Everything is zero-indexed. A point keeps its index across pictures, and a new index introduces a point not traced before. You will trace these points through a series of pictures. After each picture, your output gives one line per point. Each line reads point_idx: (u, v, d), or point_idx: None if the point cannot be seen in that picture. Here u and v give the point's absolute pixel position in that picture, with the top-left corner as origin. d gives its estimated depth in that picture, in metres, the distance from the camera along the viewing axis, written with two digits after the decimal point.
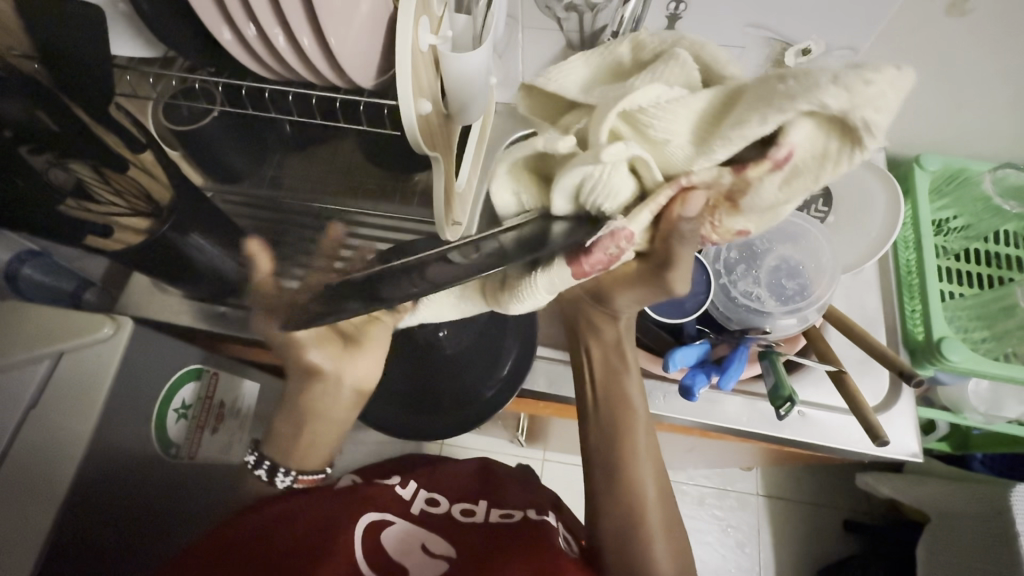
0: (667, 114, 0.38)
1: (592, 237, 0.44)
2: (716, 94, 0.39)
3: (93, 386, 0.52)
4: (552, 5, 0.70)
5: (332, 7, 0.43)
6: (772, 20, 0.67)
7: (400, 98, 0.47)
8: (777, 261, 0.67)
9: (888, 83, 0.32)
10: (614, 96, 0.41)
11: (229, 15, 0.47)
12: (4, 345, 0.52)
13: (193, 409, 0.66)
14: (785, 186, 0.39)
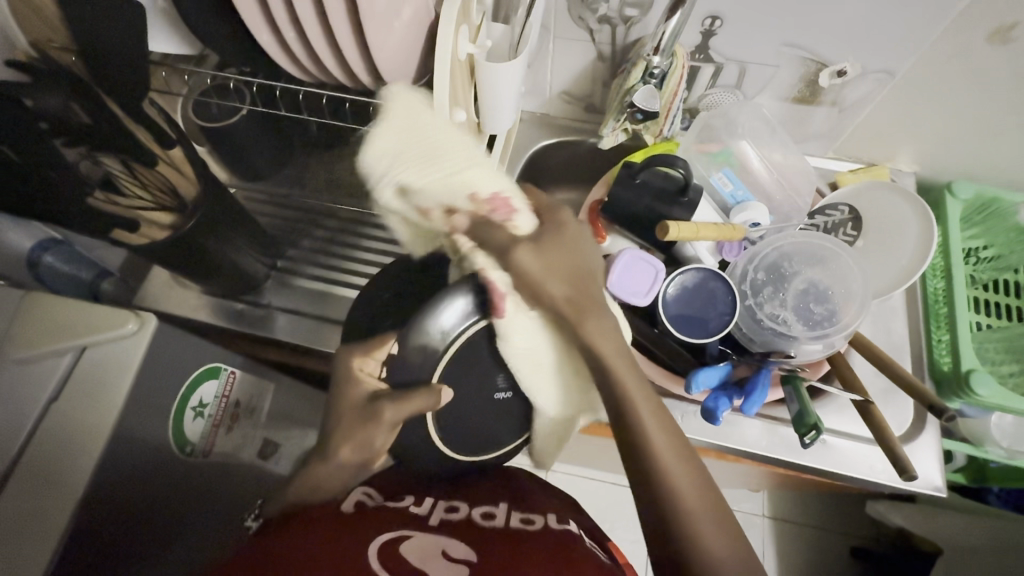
0: (420, 173, 0.47)
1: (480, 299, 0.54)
2: (409, 111, 0.48)
3: (112, 379, 0.52)
4: (586, 17, 0.69)
5: (376, 11, 0.42)
6: (808, 41, 0.66)
7: (437, 109, 0.47)
8: (805, 284, 0.65)
9: (423, 179, 0.47)
10: (420, 129, 0.48)
11: (269, 14, 0.46)
12: (21, 339, 0.52)
13: (210, 408, 0.65)
14: (439, 180, 0.48)
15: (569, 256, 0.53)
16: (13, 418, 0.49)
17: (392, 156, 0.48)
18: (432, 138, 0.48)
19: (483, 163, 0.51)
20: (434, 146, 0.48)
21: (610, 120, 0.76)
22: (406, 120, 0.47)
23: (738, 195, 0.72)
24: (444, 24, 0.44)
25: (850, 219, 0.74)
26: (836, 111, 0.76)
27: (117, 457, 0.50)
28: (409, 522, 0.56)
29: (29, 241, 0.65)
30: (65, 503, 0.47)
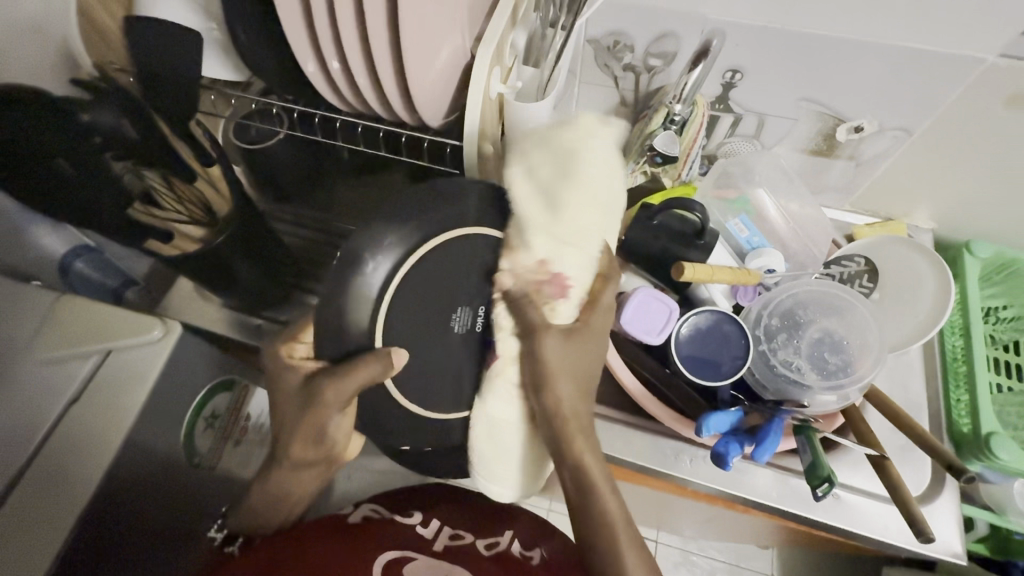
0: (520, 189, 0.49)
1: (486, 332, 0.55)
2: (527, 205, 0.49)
3: (131, 385, 0.53)
4: (611, 63, 0.73)
5: (417, 51, 0.45)
6: (825, 97, 0.69)
7: (467, 143, 0.49)
8: (820, 333, 0.65)
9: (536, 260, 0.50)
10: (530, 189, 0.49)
11: (317, 47, 0.49)
12: (51, 338, 0.54)
13: (222, 419, 0.66)
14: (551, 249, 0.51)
15: (591, 355, 0.53)
16: (34, 414, 0.51)
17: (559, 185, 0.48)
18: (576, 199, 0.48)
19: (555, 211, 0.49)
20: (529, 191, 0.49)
21: (630, 162, 0.78)
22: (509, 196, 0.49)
23: (753, 241, 0.73)
24: (479, 66, 0.47)
25: (866, 271, 0.74)
26: (854, 165, 0.78)
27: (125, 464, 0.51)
28: (416, 548, 0.61)
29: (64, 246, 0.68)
30: (70, 503, 0.48)
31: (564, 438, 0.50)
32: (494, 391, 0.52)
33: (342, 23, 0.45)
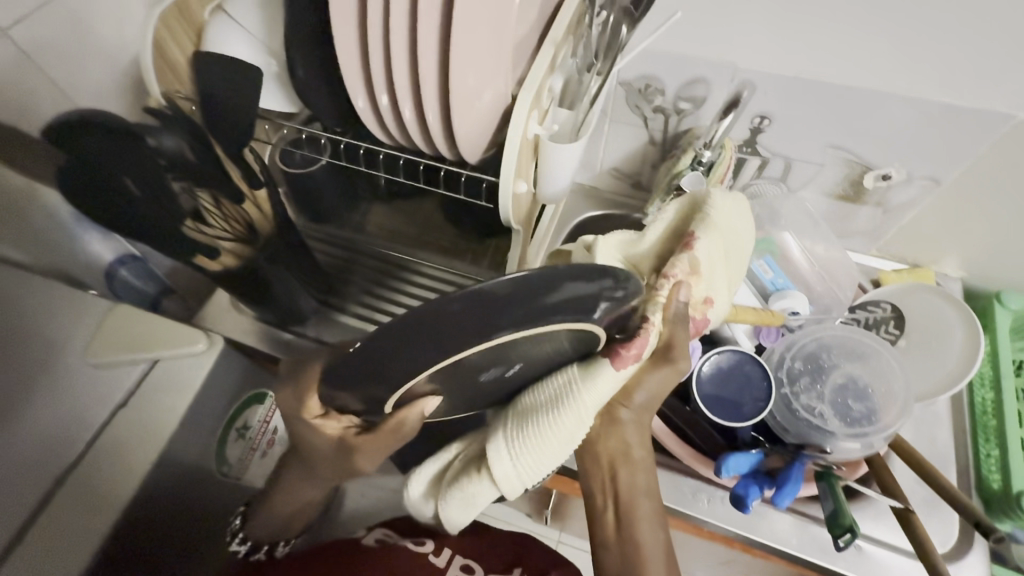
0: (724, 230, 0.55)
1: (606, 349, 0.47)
2: (677, 214, 0.56)
3: (184, 385, 0.68)
4: (642, 105, 0.75)
5: (464, 94, 0.48)
6: (853, 145, 0.70)
7: (503, 180, 0.51)
8: (844, 378, 0.65)
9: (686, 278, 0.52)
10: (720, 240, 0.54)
11: (369, 85, 0.52)
12: (100, 346, 0.65)
13: (252, 430, 0.74)
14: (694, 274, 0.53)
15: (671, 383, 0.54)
16: (79, 417, 0.62)
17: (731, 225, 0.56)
18: (733, 246, 0.56)
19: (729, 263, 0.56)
20: (728, 243, 0.56)
21: (657, 200, 0.80)
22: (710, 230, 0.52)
23: (778, 282, 0.73)
24: (520, 110, 0.50)
25: (893, 318, 0.74)
26: (881, 212, 0.78)
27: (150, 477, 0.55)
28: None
29: (110, 254, 0.72)
30: (111, 507, 0.59)
31: (620, 434, 0.51)
32: (603, 381, 0.46)
33: (395, 66, 0.49)
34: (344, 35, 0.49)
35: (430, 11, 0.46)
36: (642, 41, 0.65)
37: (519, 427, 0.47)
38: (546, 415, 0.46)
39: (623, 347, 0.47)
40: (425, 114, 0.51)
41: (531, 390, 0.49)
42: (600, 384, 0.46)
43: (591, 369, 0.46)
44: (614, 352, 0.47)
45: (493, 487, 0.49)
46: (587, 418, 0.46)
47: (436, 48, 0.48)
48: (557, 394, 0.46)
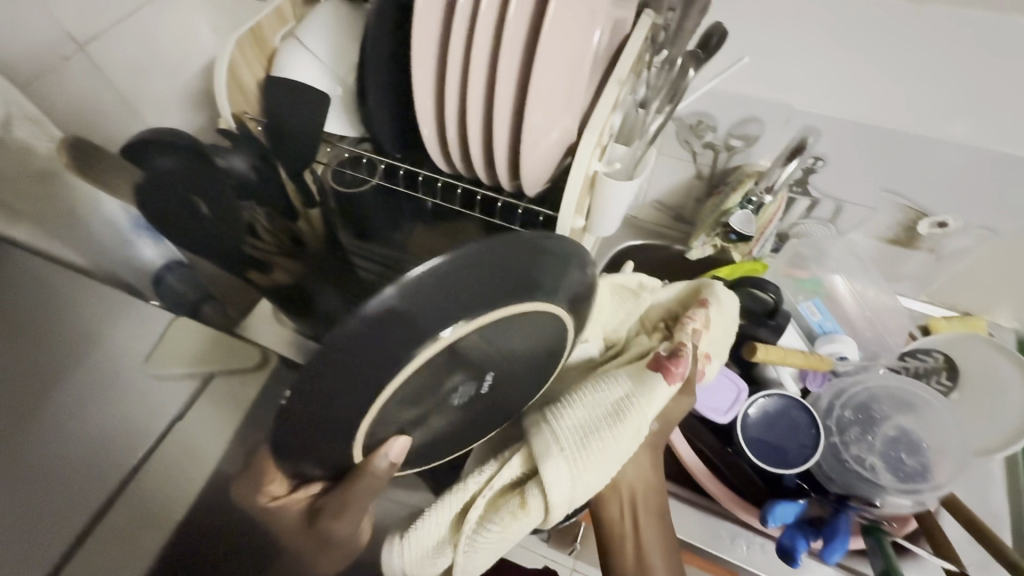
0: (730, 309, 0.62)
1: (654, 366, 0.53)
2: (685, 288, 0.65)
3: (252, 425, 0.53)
4: (692, 140, 0.75)
5: (536, 128, 0.46)
6: (910, 191, 0.69)
7: (562, 215, 0.52)
8: (895, 431, 0.63)
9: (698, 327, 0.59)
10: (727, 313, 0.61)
11: (435, 114, 0.50)
12: (165, 360, 0.54)
13: None
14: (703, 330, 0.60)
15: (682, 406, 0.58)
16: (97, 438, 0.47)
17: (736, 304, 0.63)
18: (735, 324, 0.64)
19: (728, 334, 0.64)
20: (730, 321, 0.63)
21: (703, 235, 0.80)
22: (722, 302, 0.60)
23: (826, 325, 0.73)
24: (586, 147, 0.50)
25: (944, 367, 0.71)
26: (933, 258, 0.76)
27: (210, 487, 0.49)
28: None
29: (159, 258, 0.70)
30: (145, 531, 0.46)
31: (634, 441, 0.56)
32: (655, 400, 0.52)
33: (470, 95, 0.46)
34: (420, 53, 0.46)
35: (513, 43, 0.43)
36: (706, 80, 0.66)
37: (582, 443, 0.49)
38: (610, 430, 0.49)
39: (666, 363, 0.53)
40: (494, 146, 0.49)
41: (578, 405, 0.52)
42: (652, 397, 0.51)
43: (645, 382, 0.52)
44: (664, 368, 0.53)
45: (546, 499, 0.48)
46: (641, 435, 0.50)
47: (514, 83, 0.45)
48: (616, 407, 0.51)
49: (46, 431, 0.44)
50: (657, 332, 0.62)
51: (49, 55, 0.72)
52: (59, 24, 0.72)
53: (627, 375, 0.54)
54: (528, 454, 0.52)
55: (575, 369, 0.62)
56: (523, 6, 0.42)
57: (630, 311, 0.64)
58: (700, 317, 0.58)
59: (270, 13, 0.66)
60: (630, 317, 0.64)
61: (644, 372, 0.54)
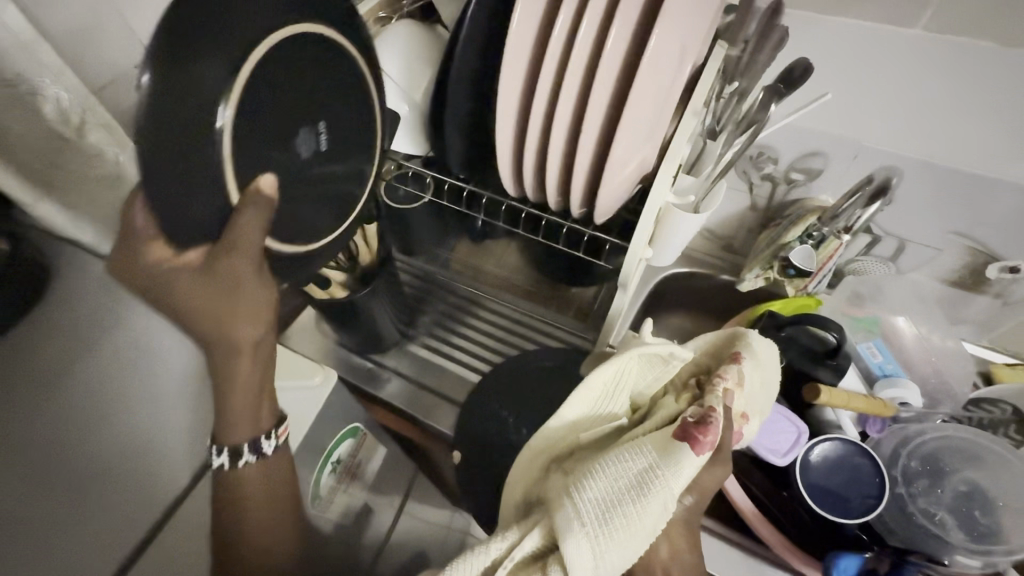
0: (766, 361, 0.49)
1: (677, 433, 0.41)
2: (717, 332, 0.51)
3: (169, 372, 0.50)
4: (751, 172, 0.74)
5: (618, 160, 0.46)
6: (981, 235, 0.67)
7: (634, 244, 0.52)
8: (965, 485, 0.60)
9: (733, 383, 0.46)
10: (758, 371, 0.48)
11: (514, 139, 0.50)
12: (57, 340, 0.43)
13: (342, 464, 0.66)
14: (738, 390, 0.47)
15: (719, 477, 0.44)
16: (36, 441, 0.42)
17: (771, 356, 0.50)
18: (771, 380, 0.50)
19: (763, 391, 0.50)
20: (767, 381, 0.50)
21: (756, 267, 0.78)
22: (760, 355, 0.48)
23: (888, 367, 0.70)
24: (662, 179, 0.48)
25: (1015, 421, 0.67)
26: (1000, 303, 0.74)
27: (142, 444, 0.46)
28: None
29: None
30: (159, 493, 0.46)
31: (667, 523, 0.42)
32: (685, 475, 0.40)
33: (556, 123, 0.46)
34: (508, 81, 0.46)
35: (607, 74, 0.43)
36: (784, 115, 0.63)
37: (605, 520, 0.38)
38: (633, 508, 0.38)
39: (697, 431, 0.41)
40: (574, 172, 0.49)
41: (597, 476, 0.40)
42: (681, 474, 0.39)
43: (670, 455, 0.40)
44: (691, 436, 0.41)
45: None
46: (669, 514, 0.39)
47: (602, 115, 0.45)
48: (638, 480, 0.39)
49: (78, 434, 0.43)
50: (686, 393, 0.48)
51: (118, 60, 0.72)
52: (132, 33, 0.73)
53: (651, 441, 0.42)
54: (547, 527, 0.41)
55: (598, 438, 0.49)
56: (621, 38, 0.42)
57: (655, 376, 0.50)
58: (733, 374, 0.46)
59: None
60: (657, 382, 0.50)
61: (670, 441, 0.41)
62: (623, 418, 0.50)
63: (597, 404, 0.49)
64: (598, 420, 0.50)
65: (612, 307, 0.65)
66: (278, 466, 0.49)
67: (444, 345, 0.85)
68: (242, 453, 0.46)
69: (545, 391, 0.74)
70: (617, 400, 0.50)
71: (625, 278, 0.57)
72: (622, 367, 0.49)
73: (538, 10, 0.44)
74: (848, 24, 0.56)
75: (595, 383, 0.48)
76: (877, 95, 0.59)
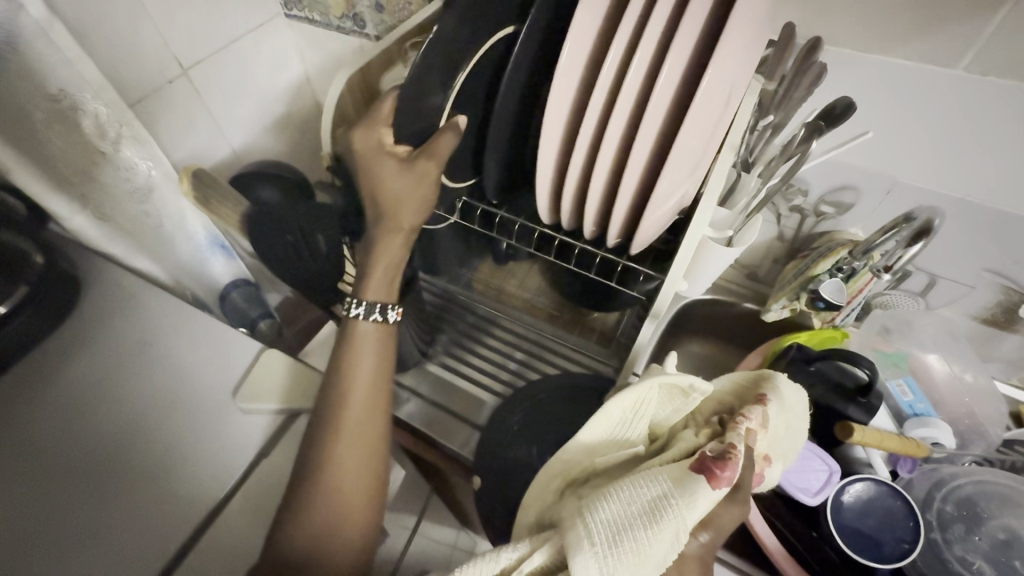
0: (795, 406, 0.48)
1: (694, 463, 0.39)
2: (744, 372, 0.51)
3: (192, 368, 0.53)
4: (779, 204, 0.74)
5: (661, 192, 0.46)
6: (1016, 274, 0.66)
7: (672, 275, 0.52)
8: (1003, 532, 0.58)
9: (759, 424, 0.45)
10: (786, 416, 0.47)
11: (555, 167, 0.50)
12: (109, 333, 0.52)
13: None
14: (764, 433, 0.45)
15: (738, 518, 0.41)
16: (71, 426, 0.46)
17: (801, 404, 0.49)
18: (798, 425, 0.49)
19: (789, 436, 0.49)
20: (793, 428, 0.49)
21: (782, 298, 0.77)
22: (784, 398, 0.47)
23: (917, 407, 0.68)
24: (705, 210, 0.47)
25: None
26: None
27: (154, 433, 0.47)
28: None
29: (228, 278, 0.84)
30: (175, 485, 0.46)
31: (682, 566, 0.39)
32: (700, 508, 0.37)
33: (600, 155, 0.46)
34: (555, 111, 0.46)
35: (657, 108, 0.43)
36: (823, 150, 0.64)
37: (614, 542, 0.35)
38: (644, 533, 0.35)
39: (715, 461, 0.39)
40: (615, 201, 0.49)
41: (608, 498, 0.38)
42: (695, 506, 0.37)
43: (685, 484, 0.38)
44: (708, 469, 0.39)
45: None
46: (682, 548, 0.36)
47: (647, 149, 0.45)
48: (651, 506, 0.37)
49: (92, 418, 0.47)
50: (707, 428, 0.47)
51: (156, 77, 0.73)
52: (169, 50, 0.73)
53: (666, 471, 0.40)
54: (555, 544, 0.39)
55: (615, 464, 0.47)
56: (673, 73, 0.42)
57: (676, 408, 0.48)
58: (756, 414, 0.44)
59: (378, 54, 0.68)
60: (677, 413, 0.48)
61: (686, 472, 0.39)
62: (639, 446, 0.48)
63: (615, 430, 0.49)
64: (615, 445, 0.49)
65: (639, 337, 0.64)
66: (386, 371, 0.53)
67: (462, 365, 0.84)
68: (375, 310, 0.54)
69: (566, 418, 0.73)
70: (634, 427, 0.49)
71: (658, 308, 0.56)
72: (639, 395, 0.48)
73: (587, 48, 0.44)
74: (894, 64, 0.55)
75: (614, 410, 0.48)
76: (915, 132, 0.59)
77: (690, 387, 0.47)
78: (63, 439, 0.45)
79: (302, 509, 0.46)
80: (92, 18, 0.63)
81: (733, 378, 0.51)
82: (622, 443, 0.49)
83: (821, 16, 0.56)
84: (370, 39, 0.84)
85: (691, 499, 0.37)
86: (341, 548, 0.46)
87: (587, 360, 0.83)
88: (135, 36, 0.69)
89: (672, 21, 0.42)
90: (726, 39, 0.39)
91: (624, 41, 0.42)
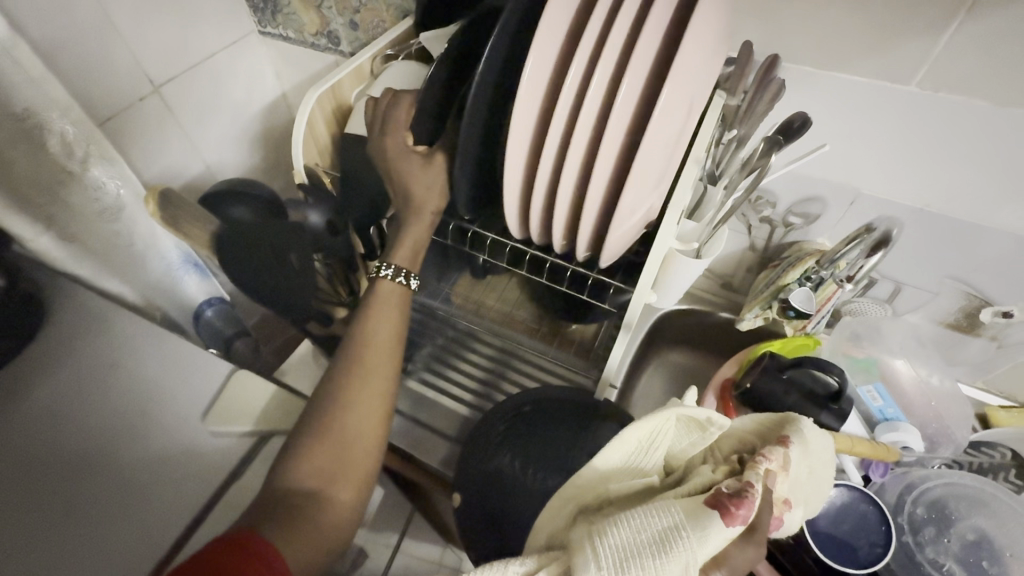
0: (818, 451, 0.45)
1: (710, 497, 0.38)
2: (765, 414, 0.48)
3: (156, 388, 0.51)
4: (749, 214, 0.75)
5: (626, 206, 0.47)
6: (974, 279, 0.68)
7: (640, 286, 0.52)
8: (973, 533, 0.60)
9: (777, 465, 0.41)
10: (808, 460, 0.44)
11: (523, 182, 0.51)
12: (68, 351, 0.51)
13: None
14: (785, 478, 0.42)
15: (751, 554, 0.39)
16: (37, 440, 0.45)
17: (824, 450, 0.46)
18: (820, 471, 0.46)
19: (810, 479, 0.45)
20: (814, 474, 0.45)
21: (755, 307, 0.78)
22: (808, 443, 0.44)
23: (888, 412, 0.69)
24: (669, 224, 0.48)
25: (1013, 466, 0.68)
26: (995, 347, 0.75)
27: (115, 454, 0.46)
28: None
29: (202, 296, 0.83)
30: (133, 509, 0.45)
31: None
32: (713, 545, 0.36)
33: (565, 171, 0.47)
34: (520, 126, 0.47)
35: (618, 125, 0.44)
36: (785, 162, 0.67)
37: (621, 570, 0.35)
38: (652, 563, 0.35)
39: (732, 499, 0.37)
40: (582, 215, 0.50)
41: (619, 526, 0.37)
42: (709, 542, 0.36)
43: (698, 518, 0.36)
44: (723, 506, 0.37)
45: None
46: None
47: (610, 163, 0.46)
48: (662, 536, 0.36)
49: (56, 431, 0.46)
50: (726, 465, 0.45)
51: (126, 95, 0.72)
52: (139, 66, 0.73)
53: (679, 502, 0.39)
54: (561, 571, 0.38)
55: (627, 495, 0.45)
56: (632, 91, 0.43)
57: (694, 441, 0.47)
58: (777, 455, 0.41)
59: (349, 71, 0.68)
60: (695, 447, 0.47)
61: (700, 506, 0.38)
62: (653, 476, 0.47)
63: (631, 457, 0.47)
64: (628, 474, 0.47)
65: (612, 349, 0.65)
66: (402, 331, 0.54)
67: (441, 381, 0.83)
68: (401, 273, 0.56)
69: (546, 431, 0.73)
70: (649, 456, 0.48)
71: (629, 319, 0.57)
72: (658, 424, 0.47)
73: (549, 65, 0.45)
74: (848, 80, 0.57)
75: (629, 439, 0.47)
76: (872, 144, 0.61)
77: (708, 420, 0.47)
78: (33, 458, 0.44)
79: (312, 443, 0.46)
80: (59, 35, 0.62)
81: (755, 418, 0.49)
82: (630, 470, 0.47)
83: (779, 35, 0.58)
84: (344, 56, 0.84)
85: (703, 531, 0.36)
86: (346, 489, 0.45)
87: (567, 374, 0.83)
88: (104, 54, 0.68)
89: (630, 38, 0.43)
90: (680, 58, 0.41)
91: (585, 58, 0.43)
